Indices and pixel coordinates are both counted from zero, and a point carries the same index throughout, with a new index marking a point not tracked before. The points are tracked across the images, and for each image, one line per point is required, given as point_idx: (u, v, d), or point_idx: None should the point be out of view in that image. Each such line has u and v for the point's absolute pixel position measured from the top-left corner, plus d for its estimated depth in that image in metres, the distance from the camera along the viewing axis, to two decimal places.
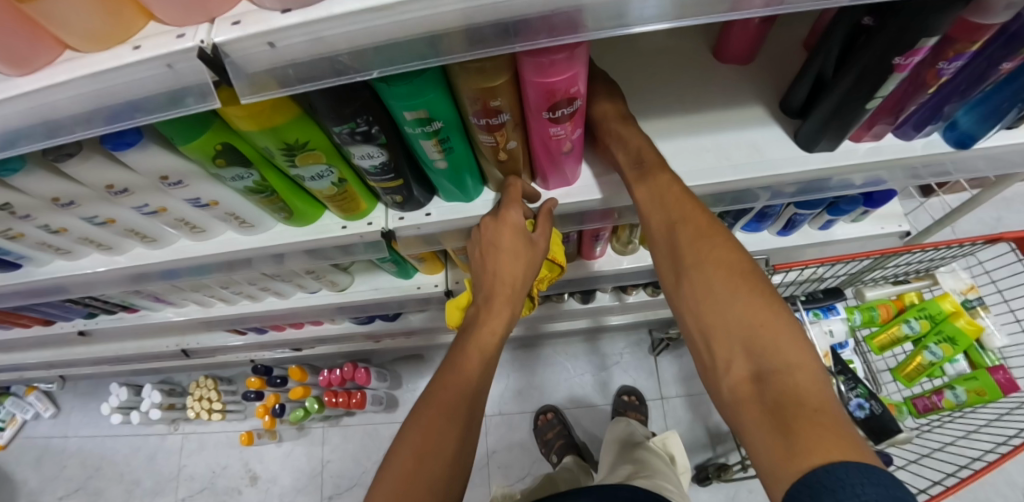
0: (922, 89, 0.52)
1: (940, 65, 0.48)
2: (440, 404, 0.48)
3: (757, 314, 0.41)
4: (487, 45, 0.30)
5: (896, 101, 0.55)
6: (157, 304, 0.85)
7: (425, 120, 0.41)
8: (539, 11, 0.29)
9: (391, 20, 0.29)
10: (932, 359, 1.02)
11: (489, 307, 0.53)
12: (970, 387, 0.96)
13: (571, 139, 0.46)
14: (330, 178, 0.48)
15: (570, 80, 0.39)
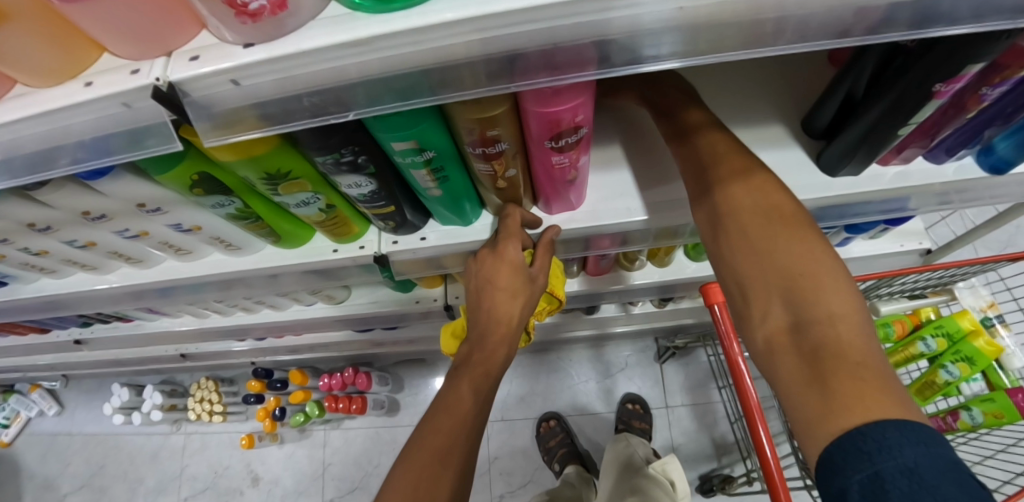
0: (961, 113, 0.48)
1: (983, 90, 0.43)
2: (431, 447, 0.46)
3: (796, 257, 0.36)
4: (489, 84, 0.28)
5: (931, 124, 0.50)
6: (152, 315, 0.84)
7: (417, 150, 0.37)
8: (539, 45, 0.26)
9: (366, 58, 0.26)
10: (949, 379, 0.99)
11: (483, 345, 0.51)
12: (987, 409, 0.94)
13: (575, 167, 0.43)
14: (317, 204, 0.46)
15: (576, 108, 0.35)
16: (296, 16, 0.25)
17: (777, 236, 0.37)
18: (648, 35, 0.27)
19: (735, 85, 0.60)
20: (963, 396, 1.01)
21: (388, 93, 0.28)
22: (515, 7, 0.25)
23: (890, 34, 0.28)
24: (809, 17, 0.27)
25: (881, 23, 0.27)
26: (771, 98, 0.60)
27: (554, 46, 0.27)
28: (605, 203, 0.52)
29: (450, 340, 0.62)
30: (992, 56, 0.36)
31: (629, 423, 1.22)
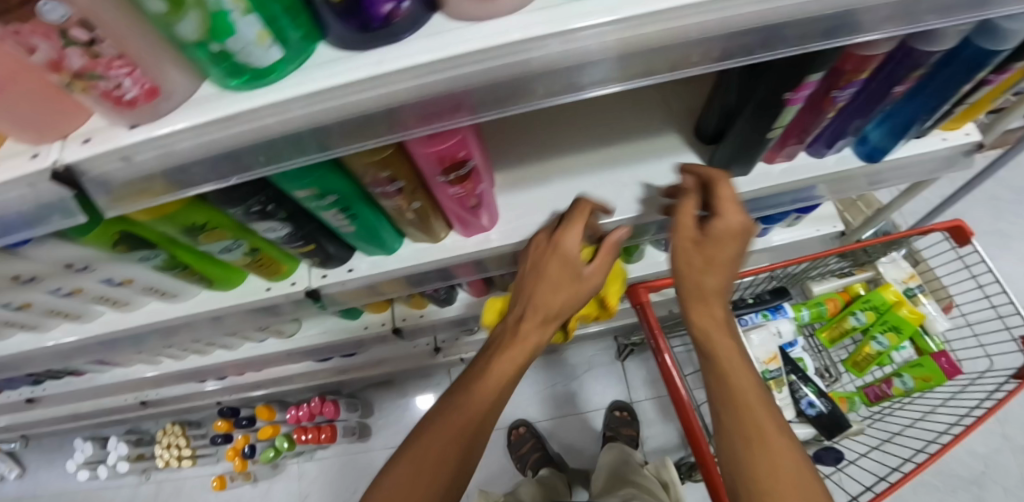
0: (821, 114, 0.53)
1: (833, 93, 0.49)
2: (453, 422, 0.48)
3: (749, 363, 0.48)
4: (471, 115, 0.31)
5: (799, 124, 0.56)
6: (104, 366, 0.85)
7: (319, 195, 0.41)
8: (474, 84, 0.29)
9: (234, 130, 0.29)
10: (880, 349, 1.07)
11: (498, 348, 0.52)
12: (917, 374, 1.01)
13: (476, 195, 0.47)
14: (241, 249, 0.49)
15: (457, 146, 0.39)
16: (169, 99, 0.29)
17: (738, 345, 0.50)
18: (480, 94, 0.30)
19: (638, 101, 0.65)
20: (895, 363, 1.08)
21: (278, 155, 0.31)
22: (355, 78, 0.28)
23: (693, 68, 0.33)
24: (624, 59, 0.31)
25: (685, 61, 0.32)
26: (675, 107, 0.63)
27: (403, 105, 0.30)
28: (515, 223, 0.56)
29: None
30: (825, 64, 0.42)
31: (620, 430, 1.25)
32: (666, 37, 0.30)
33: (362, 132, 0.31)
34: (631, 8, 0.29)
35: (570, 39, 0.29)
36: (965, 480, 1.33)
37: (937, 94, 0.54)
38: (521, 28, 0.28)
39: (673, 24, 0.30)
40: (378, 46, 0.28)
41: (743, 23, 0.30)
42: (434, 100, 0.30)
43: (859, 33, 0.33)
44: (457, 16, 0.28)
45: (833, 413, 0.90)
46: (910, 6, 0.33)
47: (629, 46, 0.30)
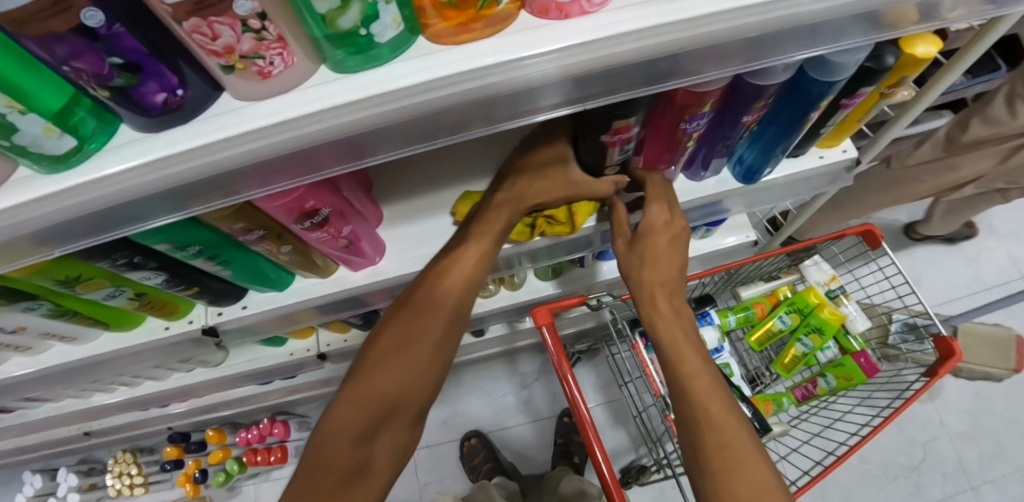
0: (681, 144, 0.56)
1: (684, 125, 0.53)
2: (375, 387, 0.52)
3: (693, 363, 0.56)
4: (412, 143, 0.35)
5: (663, 153, 0.59)
6: (33, 403, 0.86)
7: (180, 247, 0.43)
8: (421, 117, 0.33)
9: (48, 210, 0.32)
10: (804, 350, 1.09)
11: (372, 366, 0.54)
12: (839, 373, 1.04)
13: (343, 236, 0.50)
14: (125, 295, 0.51)
15: (302, 198, 0.42)
16: None
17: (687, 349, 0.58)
18: (289, 162, 0.33)
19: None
20: (820, 363, 1.10)
21: (119, 221, 0.35)
22: (144, 160, 0.30)
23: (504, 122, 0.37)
24: (418, 121, 0.34)
25: (483, 117, 0.35)
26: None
27: (214, 177, 0.32)
28: (401, 255, 0.59)
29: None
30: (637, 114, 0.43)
31: (570, 437, 1.29)
32: (448, 103, 0.32)
33: (200, 198, 0.34)
34: (575, 38, 0.32)
35: (350, 111, 0.31)
36: (904, 467, 1.38)
37: (790, 120, 0.57)
38: (297, 105, 0.30)
39: (452, 93, 0.32)
40: (168, 128, 0.30)
41: (610, 61, 0.33)
42: (241, 171, 0.33)
43: (648, 84, 0.37)
44: (239, 96, 0.30)
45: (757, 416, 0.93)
46: (693, 60, 0.36)
47: (411, 111, 0.32)
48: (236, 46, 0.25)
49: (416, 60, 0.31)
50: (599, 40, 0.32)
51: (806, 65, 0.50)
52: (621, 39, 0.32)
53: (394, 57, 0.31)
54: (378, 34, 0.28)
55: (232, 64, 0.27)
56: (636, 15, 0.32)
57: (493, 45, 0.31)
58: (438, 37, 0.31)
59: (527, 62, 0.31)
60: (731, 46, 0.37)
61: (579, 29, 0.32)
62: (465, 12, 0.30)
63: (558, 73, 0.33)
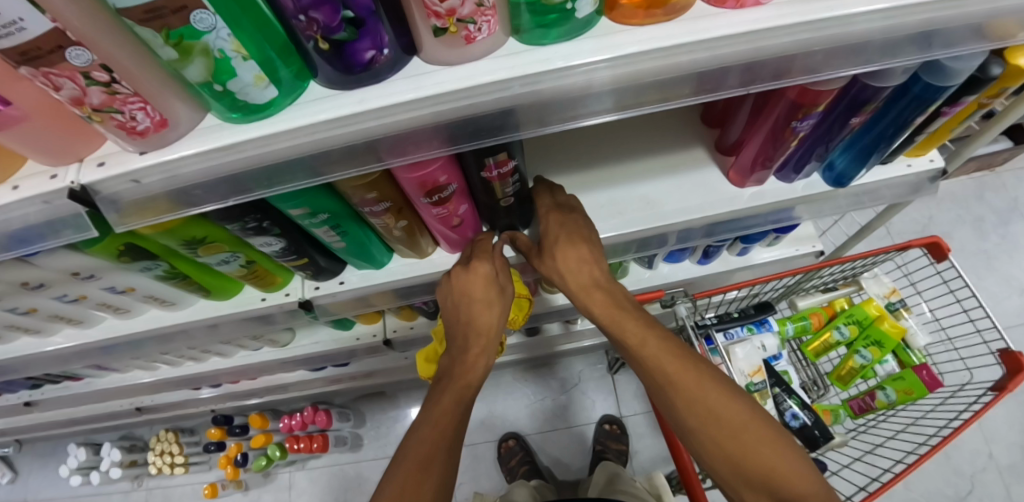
0: (785, 143, 0.56)
1: (794, 124, 0.52)
2: (417, 455, 0.48)
3: (693, 384, 0.51)
4: (512, 130, 0.36)
5: (763, 153, 0.58)
6: (102, 372, 0.87)
7: (310, 214, 0.44)
8: (518, 104, 0.34)
9: (232, 158, 0.33)
10: (863, 362, 1.09)
11: (418, 460, 0.48)
12: (898, 387, 1.04)
13: (458, 214, 0.51)
14: (237, 261, 0.52)
15: (438, 171, 0.42)
16: (176, 129, 0.32)
17: (678, 373, 0.52)
18: (441, 131, 0.34)
19: (634, 131, 0.69)
20: (878, 376, 1.11)
21: (275, 179, 0.36)
22: (339, 115, 0.31)
23: (646, 106, 0.38)
24: (573, 100, 0.35)
25: (625, 101, 0.37)
26: (657, 137, 0.69)
27: (384, 138, 0.34)
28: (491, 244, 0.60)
29: (426, 364, 0.69)
30: (507, 152, 0.43)
31: (609, 444, 1.29)
32: (602, 81, 0.34)
33: (352, 161, 0.35)
34: (663, 40, 0.33)
35: (530, 82, 0.33)
36: (950, 499, 1.33)
37: (894, 127, 0.56)
38: (490, 72, 0.32)
39: (619, 70, 0.34)
40: (360, 86, 0.32)
41: (728, 58, 0.36)
42: (416, 132, 0.34)
43: (782, 77, 0.39)
44: (433, 60, 0.32)
45: (817, 423, 0.98)
46: (832, 53, 0.38)
47: (582, 86, 0.34)
48: (458, 9, 0.27)
49: (599, 38, 0.33)
50: (759, 30, 0.34)
51: (920, 69, 0.49)
52: (780, 31, 0.35)
53: (578, 35, 0.33)
54: (578, 9, 0.30)
55: (445, 27, 0.28)
56: (796, 10, 0.34)
57: (671, 30, 0.33)
58: (621, 18, 0.33)
59: (693, 48, 0.34)
60: (872, 42, 0.38)
61: (748, 20, 0.34)
62: None
63: (714, 61, 0.35)
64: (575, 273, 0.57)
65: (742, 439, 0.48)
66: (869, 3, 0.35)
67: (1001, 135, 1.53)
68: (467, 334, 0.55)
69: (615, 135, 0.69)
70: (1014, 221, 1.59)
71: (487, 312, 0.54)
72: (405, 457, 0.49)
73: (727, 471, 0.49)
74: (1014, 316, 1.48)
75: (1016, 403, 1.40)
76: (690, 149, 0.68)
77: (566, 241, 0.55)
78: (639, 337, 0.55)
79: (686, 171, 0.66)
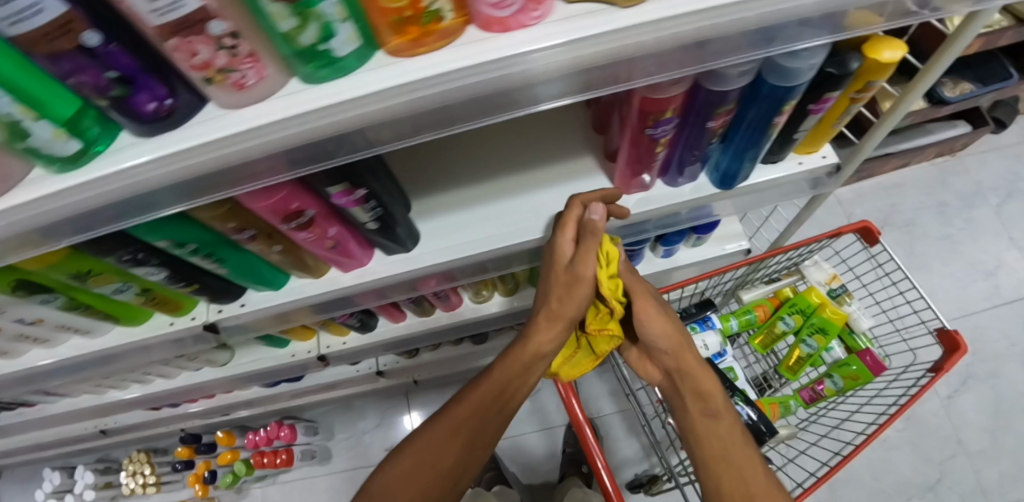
0: (652, 150, 0.57)
1: (650, 131, 0.53)
2: (461, 415, 0.67)
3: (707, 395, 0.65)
4: (322, 159, 0.37)
5: (635, 160, 0.60)
6: (52, 397, 0.91)
7: (179, 244, 0.48)
8: (316, 140, 0.36)
9: (57, 205, 0.36)
10: (809, 351, 1.11)
11: (459, 420, 0.67)
12: (845, 373, 1.04)
13: (329, 237, 0.53)
14: (131, 290, 0.56)
15: (287, 198, 0.45)
16: (7, 180, 0.36)
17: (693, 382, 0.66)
18: (252, 168, 0.37)
19: (528, 139, 0.68)
20: (826, 363, 1.11)
21: (109, 219, 0.38)
22: (145, 160, 0.35)
23: (429, 132, 0.38)
24: (361, 132, 0.36)
25: (419, 126, 0.37)
26: (547, 143, 0.69)
27: (208, 175, 0.36)
28: (385, 260, 0.63)
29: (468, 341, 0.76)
30: (352, 177, 0.46)
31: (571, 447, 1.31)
32: (388, 113, 0.35)
33: (178, 198, 0.38)
34: (499, 51, 0.33)
35: (311, 119, 0.34)
36: (918, 487, 1.29)
37: (757, 127, 0.57)
38: (275, 111, 0.34)
39: (431, 91, 0.34)
40: (162, 133, 0.35)
41: (518, 77, 0.35)
42: (236, 167, 0.36)
43: (579, 91, 0.38)
44: (219, 106, 0.34)
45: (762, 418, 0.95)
46: (624, 68, 0.37)
47: (359, 120, 0.34)
48: (213, 61, 0.29)
49: (372, 71, 0.34)
50: (529, 51, 0.33)
51: (761, 70, 0.50)
52: (548, 51, 0.34)
53: (355, 69, 0.34)
54: (336, 48, 0.31)
55: (210, 77, 0.31)
56: (564, 28, 0.34)
57: (443, 57, 0.34)
58: (395, 51, 0.34)
59: (463, 74, 0.34)
60: (669, 54, 0.37)
61: (517, 42, 0.34)
62: (414, 29, 0.32)
63: (492, 83, 0.35)
64: (668, 339, 0.66)
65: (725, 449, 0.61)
66: (645, 13, 0.34)
67: (958, 118, 1.50)
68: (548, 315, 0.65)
69: (506, 143, 0.69)
70: (978, 205, 1.57)
71: (566, 291, 0.62)
72: (456, 415, 0.68)
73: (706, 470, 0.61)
74: (979, 301, 1.46)
75: (985, 389, 1.37)
76: (581, 157, 0.68)
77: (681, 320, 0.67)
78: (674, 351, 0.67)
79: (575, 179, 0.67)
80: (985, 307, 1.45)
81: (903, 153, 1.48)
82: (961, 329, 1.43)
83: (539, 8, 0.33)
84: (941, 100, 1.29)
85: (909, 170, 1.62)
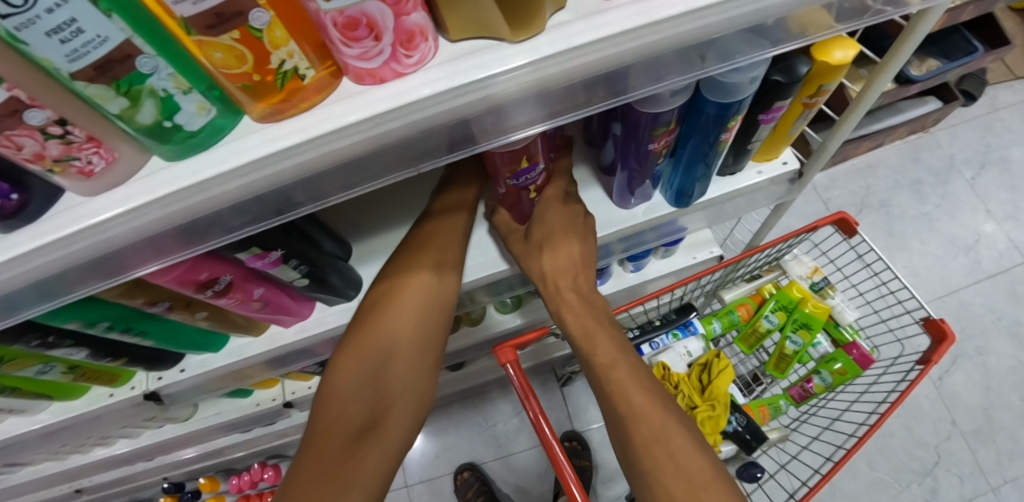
0: (523, 196, 0.57)
1: (513, 181, 0.52)
2: (343, 376, 0.57)
3: (636, 388, 0.58)
4: (217, 236, 0.36)
5: (512, 205, 0.59)
6: (10, 469, 0.87)
7: (88, 324, 0.44)
8: (194, 216, 0.33)
9: None
10: (795, 348, 0.99)
11: (341, 384, 0.57)
12: (833, 369, 0.95)
13: (257, 298, 0.50)
14: (56, 369, 0.52)
15: (195, 269, 0.41)
16: None
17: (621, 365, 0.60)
18: (134, 249, 0.34)
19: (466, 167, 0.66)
20: (813, 360, 1.01)
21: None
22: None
23: (343, 192, 0.36)
24: (246, 201, 0.33)
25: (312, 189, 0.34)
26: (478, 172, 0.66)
27: (96, 260, 0.34)
28: (331, 307, 0.60)
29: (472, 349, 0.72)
30: (261, 242, 0.42)
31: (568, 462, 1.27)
32: (269, 182, 0.32)
33: (66, 288, 0.35)
34: (375, 107, 0.30)
35: (178, 200, 0.31)
36: (917, 473, 1.26)
37: (704, 143, 0.53)
38: (140, 195, 0.31)
39: (313, 157, 0.31)
40: (14, 230, 0.31)
41: (404, 137, 0.32)
42: (125, 249, 0.34)
43: (487, 140, 0.36)
44: (80, 193, 0.31)
45: (749, 425, 0.90)
46: (534, 98, 0.34)
47: (245, 190, 0.32)
48: (44, 153, 0.26)
49: (241, 140, 0.31)
50: (411, 104, 0.30)
51: (700, 87, 0.47)
52: (434, 101, 0.31)
53: (216, 141, 0.31)
54: (186, 123, 0.28)
55: (49, 168, 0.27)
56: (447, 73, 0.31)
57: (314, 118, 0.31)
58: (260, 118, 0.30)
59: (338, 134, 0.30)
60: (574, 85, 0.34)
61: (394, 95, 0.30)
62: (274, 94, 0.29)
63: (374, 141, 0.32)
64: (578, 322, 0.62)
65: (653, 434, 0.54)
66: (534, 51, 0.31)
67: (927, 94, 1.44)
68: (414, 247, 0.58)
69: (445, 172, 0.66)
70: (952, 180, 1.53)
71: (450, 233, 0.58)
72: (337, 379, 0.57)
73: (640, 458, 0.54)
74: (960, 278, 1.42)
75: (974, 367, 1.34)
76: None
77: (560, 236, 0.59)
78: (604, 349, 0.61)
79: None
80: (968, 284, 1.41)
81: (877, 134, 1.42)
82: (946, 308, 1.39)
83: (413, 54, 0.29)
84: (908, 78, 1.26)
85: (882, 150, 1.57)
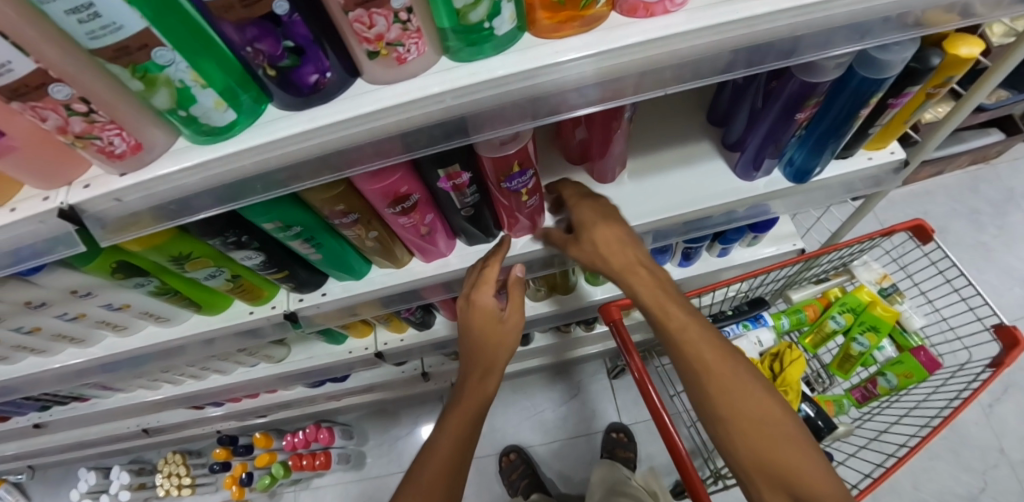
0: (515, 202, 0.54)
1: (505, 184, 0.49)
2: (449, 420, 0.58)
3: (718, 364, 0.52)
4: (448, 141, 0.38)
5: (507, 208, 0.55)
6: (106, 392, 0.90)
7: (284, 226, 0.47)
8: (458, 114, 0.36)
9: (197, 177, 0.37)
10: (861, 349, 1.01)
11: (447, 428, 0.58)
12: (898, 370, 0.95)
13: (425, 224, 0.53)
14: (223, 275, 0.56)
15: (399, 182, 0.45)
16: (150, 152, 0.36)
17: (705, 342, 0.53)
18: (387, 143, 0.37)
19: None
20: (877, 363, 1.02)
21: (242, 194, 0.39)
22: (292, 132, 0.35)
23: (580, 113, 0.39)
24: (500, 109, 0.37)
25: (557, 107, 0.38)
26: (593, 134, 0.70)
27: (357, 148, 0.38)
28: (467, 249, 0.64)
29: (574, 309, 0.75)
30: (460, 161, 0.46)
31: (615, 453, 1.28)
32: (534, 91, 0.36)
33: (312, 174, 0.39)
34: (637, 36, 0.35)
35: (455, 95, 0.35)
36: (963, 498, 1.25)
37: (843, 121, 0.57)
38: (421, 89, 0.35)
39: (580, 69, 0.36)
40: (306, 109, 0.36)
41: (649, 64, 0.37)
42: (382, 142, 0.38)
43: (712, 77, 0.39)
44: (373, 80, 0.35)
45: (821, 414, 0.91)
46: (741, 55, 0.39)
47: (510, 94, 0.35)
48: (384, 34, 0.30)
49: (525, 50, 0.35)
50: (674, 36, 0.35)
51: (851, 64, 0.50)
52: (691, 36, 0.36)
53: (505, 49, 0.35)
54: (497, 27, 0.33)
55: (377, 50, 0.32)
56: (705, 15, 0.35)
57: (586, 39, 0.35)
58: (542, 33, 0.35)
59: (606, 54, 0.35)
60: (785, 42, 0.39)
61: (660, 27, 0.35)
62: (568, 11, 0.34)
63: (626, 65, 0.36)
64: (655, 304, 0.55)
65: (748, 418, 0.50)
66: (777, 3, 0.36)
67: (992, 126, 1.47)
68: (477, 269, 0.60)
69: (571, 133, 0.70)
70: (1010, 212, 1.54)
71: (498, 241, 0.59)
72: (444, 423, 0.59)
73: (742, 448, 0.50)
74: (1016, 308, 1.43)
75: None
76: (648, 157, 0.70)
77: (602, 221, 0.56)
78: (679, 320, 0.54)
79: (639, 177, 0.69)
80: None
81: (938, 160, 1.45)
82: None
83: None
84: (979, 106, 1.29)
85: (941, 178, 1.60)
